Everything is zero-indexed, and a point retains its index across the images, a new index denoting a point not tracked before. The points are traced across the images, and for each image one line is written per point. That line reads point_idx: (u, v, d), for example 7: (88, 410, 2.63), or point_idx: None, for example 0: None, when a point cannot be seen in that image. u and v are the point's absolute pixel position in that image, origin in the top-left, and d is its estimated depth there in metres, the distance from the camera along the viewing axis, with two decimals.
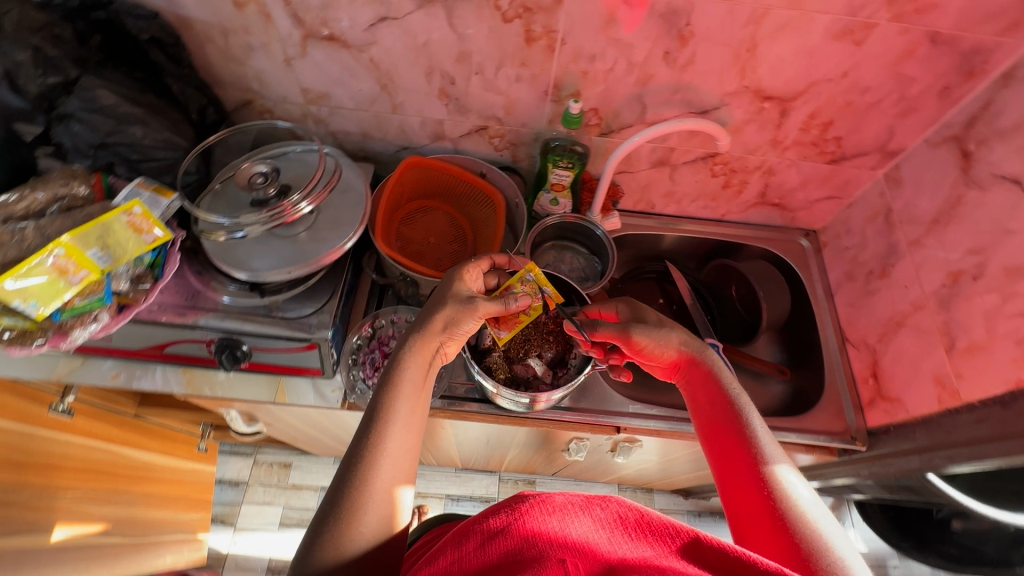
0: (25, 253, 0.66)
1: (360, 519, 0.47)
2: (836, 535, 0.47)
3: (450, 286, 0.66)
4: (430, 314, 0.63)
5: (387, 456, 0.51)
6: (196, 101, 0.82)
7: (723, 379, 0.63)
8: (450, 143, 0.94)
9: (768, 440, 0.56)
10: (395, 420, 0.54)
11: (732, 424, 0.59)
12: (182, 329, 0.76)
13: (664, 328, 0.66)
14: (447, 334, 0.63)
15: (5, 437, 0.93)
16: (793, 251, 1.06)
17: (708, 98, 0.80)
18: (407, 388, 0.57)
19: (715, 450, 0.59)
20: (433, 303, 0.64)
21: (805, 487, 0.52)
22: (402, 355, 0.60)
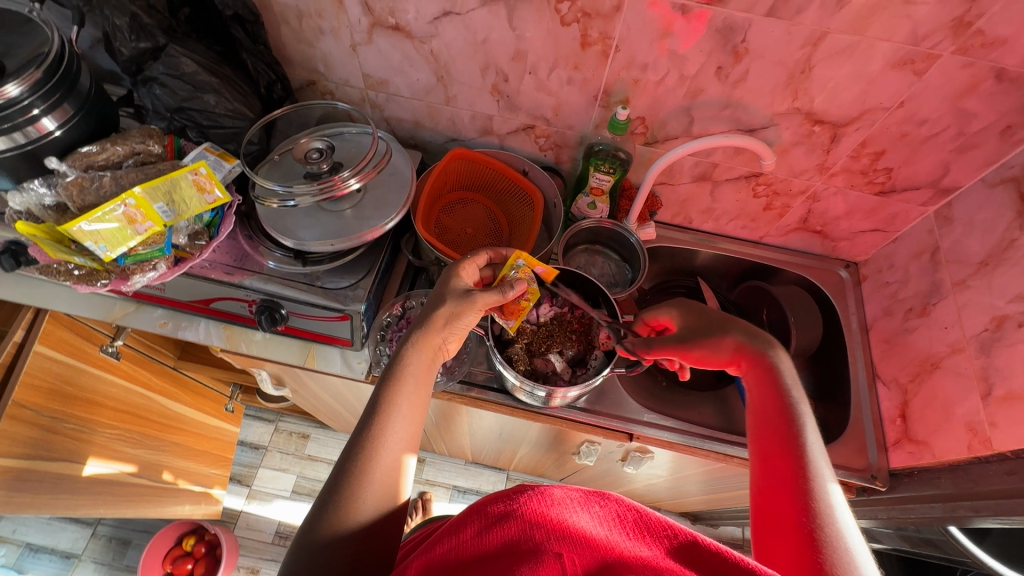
0: (102, 199, 0.72)
1: (360, 500, 0.50)
2: (859, 548, 0.44)
3: (447, 283, 0.69)
4: (430, 311, 0.65)
5: (386, 442, 0.54)
6: (265, 77, 0.86)
7: (781, 385, 0.59)
8: (497, 139, 0.97)
9: (818, 451, 0.53)
10: (393, 408, 0.57)
11: (783, 428, 0.55)
12: (228, 287, 0.82)
13: (721, 337, 0.65)
14: (448, 329, 0.65)
15: (59, 370, 1.01)
16: (831, 281, 1.04)
17: (757, 116, 0.80)
18: (406, 380, 0.59)
19: (758, 452, 0.56)
20: (434, 300, 0.67)
21: (844, 502, 0.48)
22: (402, 349, 0.62)
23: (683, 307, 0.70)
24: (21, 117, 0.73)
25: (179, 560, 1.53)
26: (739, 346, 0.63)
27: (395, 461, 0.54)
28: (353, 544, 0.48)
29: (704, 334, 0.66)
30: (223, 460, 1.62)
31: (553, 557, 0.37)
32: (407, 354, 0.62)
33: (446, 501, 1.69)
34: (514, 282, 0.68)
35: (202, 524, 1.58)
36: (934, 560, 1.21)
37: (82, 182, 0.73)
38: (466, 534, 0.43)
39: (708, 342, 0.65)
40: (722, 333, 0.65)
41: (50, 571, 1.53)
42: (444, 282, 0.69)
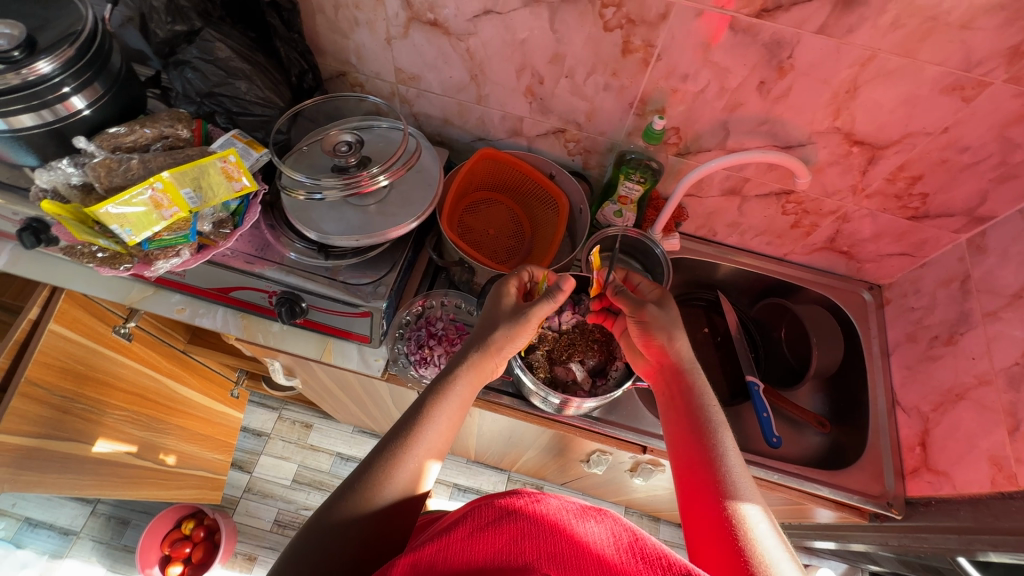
0: (128, 182, 0.71)
1: (385, 487, 0.53)
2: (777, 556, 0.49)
3: (502, 297, 0.70)
4: (489, 329, 0.67)
5: (423, 445, 0.57)
6: (297, 66, 0.86)
7: (701, 394, 0.65)
8: (525, 141, 0.96)
9: (738, 469, 0.57)
10: (436, 418, 0.59)
11: (700, 450, 0.59)
12: (249, 276, 0.81)
13: (666, 329, 0.69)
14: (497, 350, 0.67)
15: (73, 348, 1.00)
16: (854, 302, 1.03)
17: (795, 133, 0.79)
18: (457, 393, 0.62)
19: (680, 474, 0.60)
20: (489, 319, 0.68)
21: (762, 512, 0.53)
22: (459, 363, 0.65)
23: (653, 287, 0.74)
24: (51, 95, 0.72)
25: (177, 543, 1.52)
26: (662, 353, 0.69)
27: (422, 465, 0.56)
28: (369, 528, 0.51)
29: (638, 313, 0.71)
30: (225, 446, 1.61)
31: None
32: (463, 367, 0.64)
33: (446, 498, 1.69)
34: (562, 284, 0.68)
35: (202, 508, 1.58)
36: None
37: (109, 163, 0.72)
38: (454, 536, 0.44)
39: (652, 330, 0.68)
40: (675, 328, 0.69)
41: (49, 546, 1.53)
42: (500, 295, 0.70)
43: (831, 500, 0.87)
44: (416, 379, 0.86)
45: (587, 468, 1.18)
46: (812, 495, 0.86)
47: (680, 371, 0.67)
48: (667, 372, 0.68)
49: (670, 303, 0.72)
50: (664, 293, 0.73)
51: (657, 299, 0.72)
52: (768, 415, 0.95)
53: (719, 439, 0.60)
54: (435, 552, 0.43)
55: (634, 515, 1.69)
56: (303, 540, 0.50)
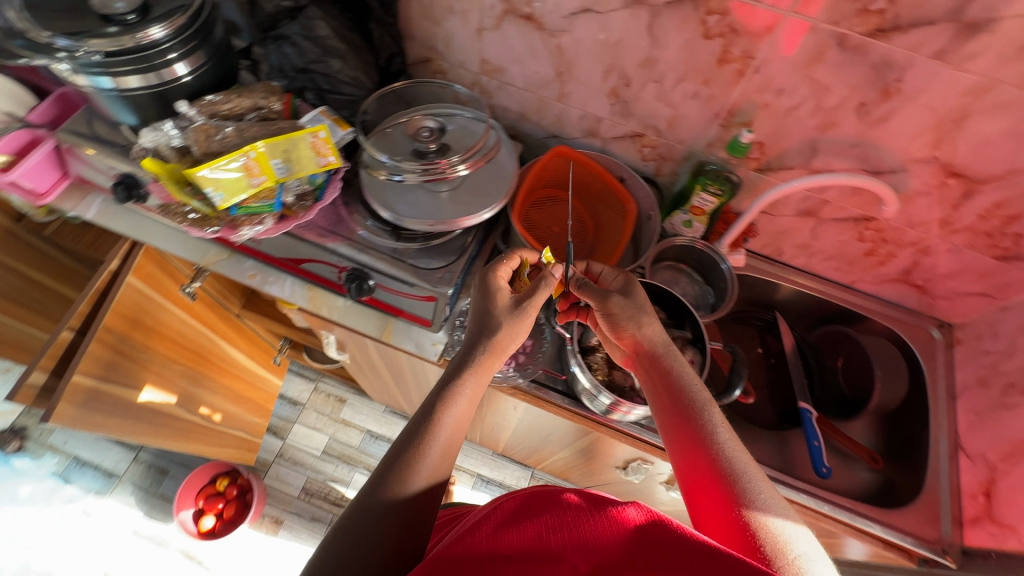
0: (225, 148, 0.74)
1: (407, 485, 0.53)
2: (791, 540, 0.48)
3: (493, 290, 0.69)
4: (488, 320, 0.67)
5: (438, 441, 0.57)
6: (387, 49, 0.88)
7: (684, 379, 0.63)
8: (599, 142, 0.96)
9: (737, 450, 0.56)
10: (449, 412, 0.59)
11: (696, 438, 0.57)
12: (321, 251, 0.84)
13: (637, 319, 0.66)
14: (502, 346, 0.66)
15: (144, 302, 1.04)
16: (921, 338, 0.99)
17: (888, 159, 0.76)
18: (464, 385, 0.62)
19: (677, 461, 0.58)
20: (487, 315, 0.67)
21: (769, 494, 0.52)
22: (464, 357, 0.65)
23: (616, 277, 0.71)
24: (157, 59, 0.75)
25: (211, 498, 1.58)
26: (637, 342, 0.66)
27: (437, 462, 0.56)
28: (396, 527, 0.51)
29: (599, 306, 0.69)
30: (264, 410, 1.67)
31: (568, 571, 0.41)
32: (470, 359, 0.64)
33: (469, 487, 1.71)
34: (547, 274, 0.69)
35: (237, 468, 1.64)
36: None
37: (207, 129, 0.75)
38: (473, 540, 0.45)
39: (620, 321, 0.67)
40: (644, 315, 0.67)
41: (92, 486, 1.61)
42: (490, 287, 0.69)
43: (881, 538, 0.84)
44: None
45: (623, 475, 1.18)
46: (863, 531, 0.84)
47: (659, 358, 0.65)
48: (649, 360, 0.66)
49: (636, 290, 0.69)
50: (626, 278, 0.70)
51: (621, 288, 0.69)
52: (819, 444, 0.92)
53: (711, 423, 0.58)
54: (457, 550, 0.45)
55: None
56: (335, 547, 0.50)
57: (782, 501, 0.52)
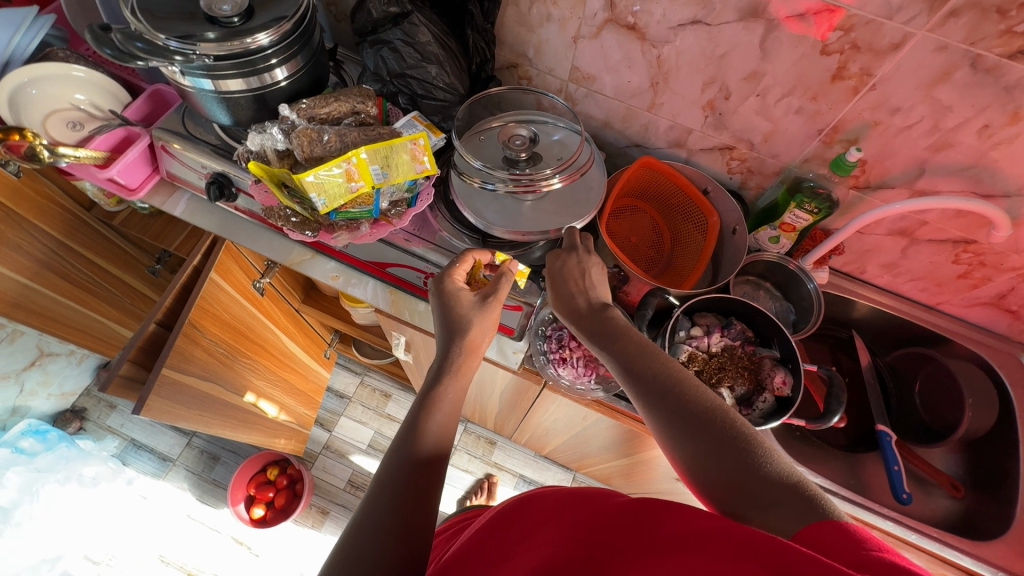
0: (327, 154, 0.75)
1: (396, 493, 0.53)
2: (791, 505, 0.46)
3: (442, 289, 0.72)
4: (452, 321, 0.69)
5: (423, 447, 0.57)
6: (480, 55, 0.87)
7: (668, 365, 0.59)
8: (684, 153, 0.94)
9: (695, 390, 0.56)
10: (430, 418, 0.60)
11: (651, 392, 0.58)
12: (410, 257, 0.85)
13: (583, 286, 0.71)
14: (476, 343, 0.69)
15: (222, 298, 1.06)
16: (1008, 365, 0.96)
17: (1003, 182, 0.74)
18: (440, 388, 0.63)
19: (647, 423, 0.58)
20: (453, 317, 0.69)
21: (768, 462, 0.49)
22: (437, 361, 0.67)
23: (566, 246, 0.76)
24: (261, 64, 0.76)
25: (262, 486, 1.61)
26: (579, 312, 0.69)
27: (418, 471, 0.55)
28: (388, 541, 0.50)
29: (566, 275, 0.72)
30: (313, 402, 1.69)
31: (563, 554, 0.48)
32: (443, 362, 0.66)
33: (510, 488, 1.72)
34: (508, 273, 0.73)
35: (287, 458, 1.67)
36: None
37: (310, 133, 0.75)
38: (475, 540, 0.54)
39: (610, 331, 0.65)
40: (585, 280, 0.71)
41: (148, 469, 1.66)
42: (450, 290, 0.71)
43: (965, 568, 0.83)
44: (553, 377, 0.87)
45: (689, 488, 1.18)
46: (950, 561, 0.83)
47: (639, 350, 0.61)
48: (590, 328, 0.67)
49: (586, 257, 0.73)
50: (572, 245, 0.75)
51: (567, 259, 0.74)
52: (898, 469, 0.91)
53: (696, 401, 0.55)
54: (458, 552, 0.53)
55: None
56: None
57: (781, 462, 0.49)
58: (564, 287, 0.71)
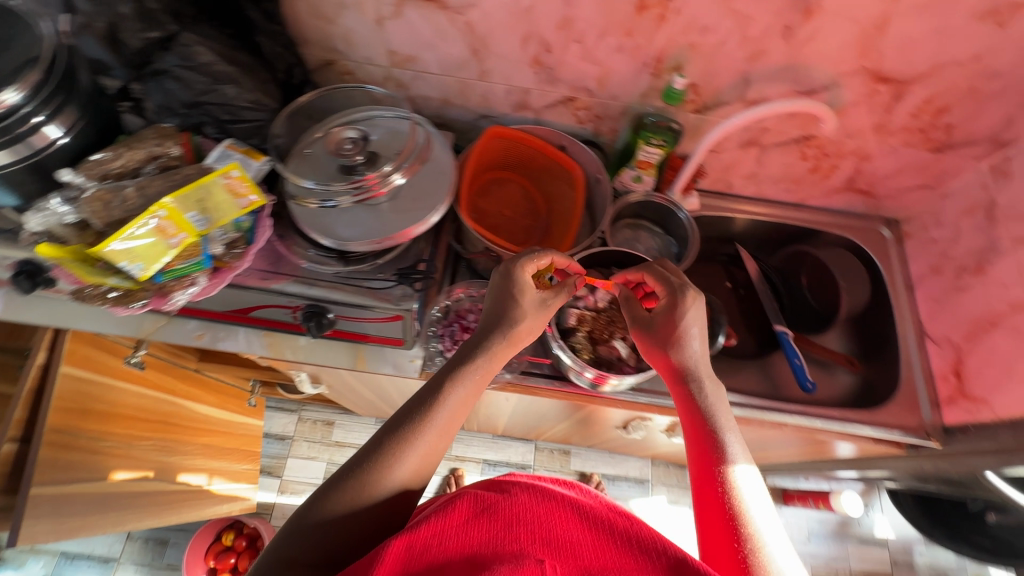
0: (129, 213, 0.66)
1: (390, 472, 0.54)
2: (774, 536, 0.52)
3: (512, 283, 0.69)
4: (501, 315, 0.67)
5: (424, 439, 0.57)
6: (283, 61, 0.79)
7: (704, 385, 0.66)
8: (531, 114, 0.92)
9: (740, 458, 0.59)
10: (444, 410, 0.60)
11: (707, 440, 0.61)
12: (269, 295, 0.78)
13: (681, 335, 0.69)
14: (520, 337, 0.68)
15: (89, 388, 0.95)
16: (873, 240, 1.03)
17: (819, 76, 0.76)
18: (465, 380, 0.63)
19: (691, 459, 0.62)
20: (508, 302, 0.68)
21: (764, 490, 0.57)
22: (471, 351, 0.65)
23: (662, 284, 0.72)
24: (21, 126, 0.64)
25: (221, 555, 1.53)
26: (672, 360, 0.69)
27: (417, 458, 0.56)
28: (371, 513, 0.53)
29: (660, 316, 0.72)
30: (251, 454, 1.60)
31: (535, 562, 0.45)
32: (475, 357, 0.65)
33: (478, 474, 1.72)
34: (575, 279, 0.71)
35: (240, 518, 1.58)
36: (952, 495, 1.29)
37: (103, 195, 0.66)
38: (448, 524, 0.49)
39: (652, 334, 0.71)
40: (686, 334, 0.69)
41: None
42: (513, 282, 0.69)
43: (872, 437, 0.89)
44: None
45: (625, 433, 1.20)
46: (854, 435, 0.89)
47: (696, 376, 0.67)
48: (680, 380, 0.68)
49: (685, 299, 0.70)
50: (677, 285, 0.71)
51: (667, 298, 0.71)
52: (800, 360, 0.96)
53: (718, 417, 0.63)
54: (430, 536, 0.47)
55: (661, 465, 1.77)
56: (297, 531, 0.51)
57: (769, 501, 0.57)
58: (641, 328, 0.73)
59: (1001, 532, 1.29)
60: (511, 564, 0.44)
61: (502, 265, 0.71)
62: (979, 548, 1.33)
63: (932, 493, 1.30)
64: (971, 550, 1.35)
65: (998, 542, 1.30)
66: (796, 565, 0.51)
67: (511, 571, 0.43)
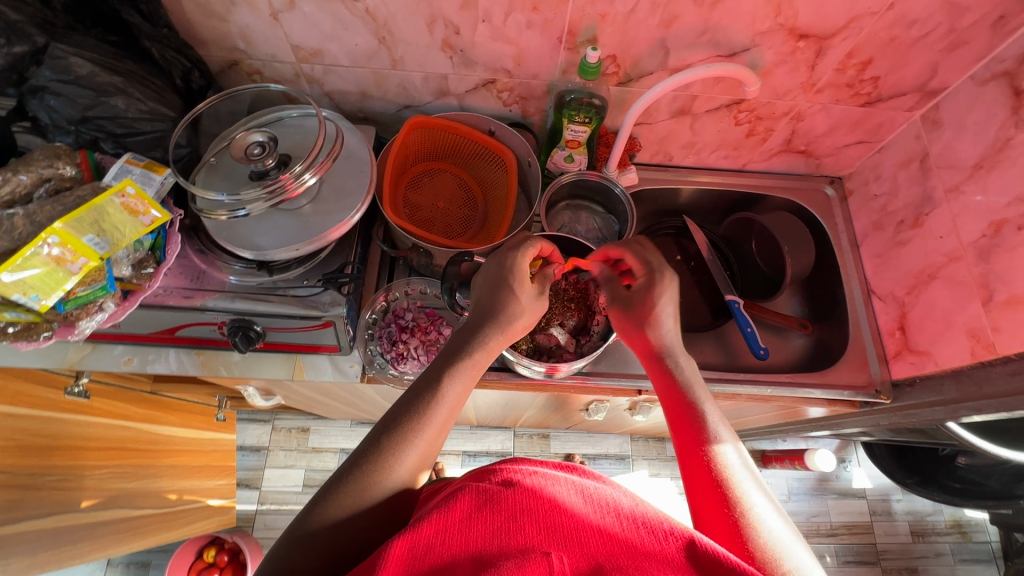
0: (17, 243, 0.61)
1: (390, 470, 0.52)
2: (768, 513, 0.49)
3: (506, 270, 0.66)
4: (494, 303, 0.65)
5: (424, 438, 0.55)
6: (178, 66, 0.75)
7: (683, 365, 0.64)
8: (455, 100, 0.88)
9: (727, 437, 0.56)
10: (442, 404, 0.57)
11: (693, 414, 0.58)
12: (192, 312, 0.74)
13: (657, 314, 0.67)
14: (517, 331, 0.67)
15: (25, 423, 0.92)
16: (817, 200, 1.02)
17: (737, 38, 0.73)
18: (462, 372, 0.60)
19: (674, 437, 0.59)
20: (500, 287, 0.65)
21: (750, 465, 0.54)
22: (468, 341, 0.63)
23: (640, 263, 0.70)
24: None
25: (203, 572, 1.52)
26: (650, 339, 0.66)
27: (418, 455, 0.54)
28: (372, 514, 0.50)
29: (637, 294, 0.69)
30: (227, 469, 1.57)
31: (541, 556, 0.40)
32: (472, 349, 0.62)
33: (459, 466, 1.71)
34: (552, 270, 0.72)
35: (219, 535, 1.57)
36: (920, 443, 1.31)
37: None
38: (451, 518, 0.44)
39: (631, 312, 0.69)
40: (658, 313, 0.67)
41: None
42: (505, 270, 0.66)
43: (823, 399, 0.88)
44: (397, 376, 0.83)
45: (588, 415, 1.19)
46: (805, 399, 0.88)
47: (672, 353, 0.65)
48: (657, 359, 0.65)
49: (661, 279, 0.68)
50: (655, 264, 0.69)
51: (643, 279, 0.69)
52: (752, 328, 0.94)
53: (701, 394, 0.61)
54: (432, 534, 0.42)
55: (640, 440, 1.78)
56: (296, 536, 0.47)
57: (756, 474, 0.54)
58: (619, 306, 0.71)
59: (970, 475, 1.31)
60: (516, 560, 0.39)
61: (494, 254, 0.69)
62: (951, 492, 1.35)
63: (901, 443, 1.32)
64: (942, 494, 1.37)
65: (968, 485, 1.32)
66: (799, 548, 0.47)
67: (518, 567, 0.38)
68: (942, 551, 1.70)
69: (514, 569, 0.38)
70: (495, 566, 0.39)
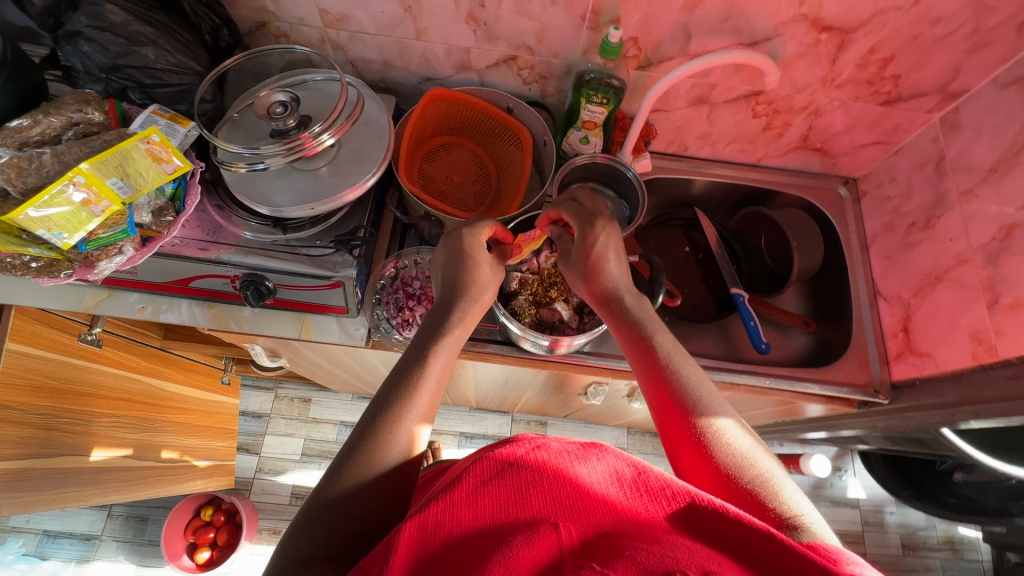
0: (45, 180, 0.63)
1: (391, 446, 0.52)
2: (749, 449, 0.53)
3: (462, 250, 0.69)
4: (460, 280, 0.68)
5: (416, 402, 0.56)
6: (208, 21, 0.77)
7: (643, 316, 0.65)
8: (476, 75, 0.89)
9: (684, 369, 0.59)
10: (428, 373, 0.59)
11: (655, 371, 0.59)
12: (207, 264, 0.76)
13: (599, 264, 0.69)
14: (480, 294, 0.68)
15: (42, 365, 0.95)
16: (830, 199, 1.02)
17: (760, 27, 0.74)
18: (444, 347, 0.62)
19: (648, 399, 0.60)
20: (461, 259, 0.69)
21: (720, 407, 0.56)
22: (445, 318, 0.65)
23: (576, 215, 0.72)
24: None
25: (200, 530, 1.55)
26: (597, 288, 0.70)
27: (413, 430, 0.54)
28: (378, 492, 0.50)
29: (578, 249, 0.71)
30: (228, 432, 1.60)
31: (549, 530, 0.40)
32: (452, 323, 0.65)
33: (455, 447, 1.72)
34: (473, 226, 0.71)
35: (217, 495, 1.61)
36: (918, 455, 1.30)
37: (19, 162, 0.64)
38: (458, 496, 0.44)
39: (583, 273, 0.71)
40: (604, 263, 0.69)
41: (73, 553, 1.56)
42: (464, 246, 0.69)
43: (822, 395, 0.88)
44: (400, 342, 0.85)
45: (586, 400, 1.20)
46: (803, 393, 0.88)
47: (622, 301, 0.67)
48: (609, 304, 0.68)
49: (598, 226, 0.70)
50: (588, 216, 0.71)
51: (578, 231, 0.71)
52: (754, 323, 0.94)
53: (665, 347, 0.61)
54: (440, 512, 0.42)
55: (637, 434, 1.79)
56: (302, 528, 0.47)
57: (727, 407, 0.56)
58: (564, 262, 0.73)
59: (967, 491, 1.29)
60: (526, 536, 0.40)
61: (446, 234, 0.72)
62: (947, 507, 1.32)
63: (900, 453, 1.32)
64: (938, 509, 1.34)
65: (964, 500, 1.29)
66: (760, 452, 0.53)
67: (527, 539, 0.39)
68: (932, 567, 1.69)
69: (525, 544, 0.39)
70: (506, 541, 0.39)
